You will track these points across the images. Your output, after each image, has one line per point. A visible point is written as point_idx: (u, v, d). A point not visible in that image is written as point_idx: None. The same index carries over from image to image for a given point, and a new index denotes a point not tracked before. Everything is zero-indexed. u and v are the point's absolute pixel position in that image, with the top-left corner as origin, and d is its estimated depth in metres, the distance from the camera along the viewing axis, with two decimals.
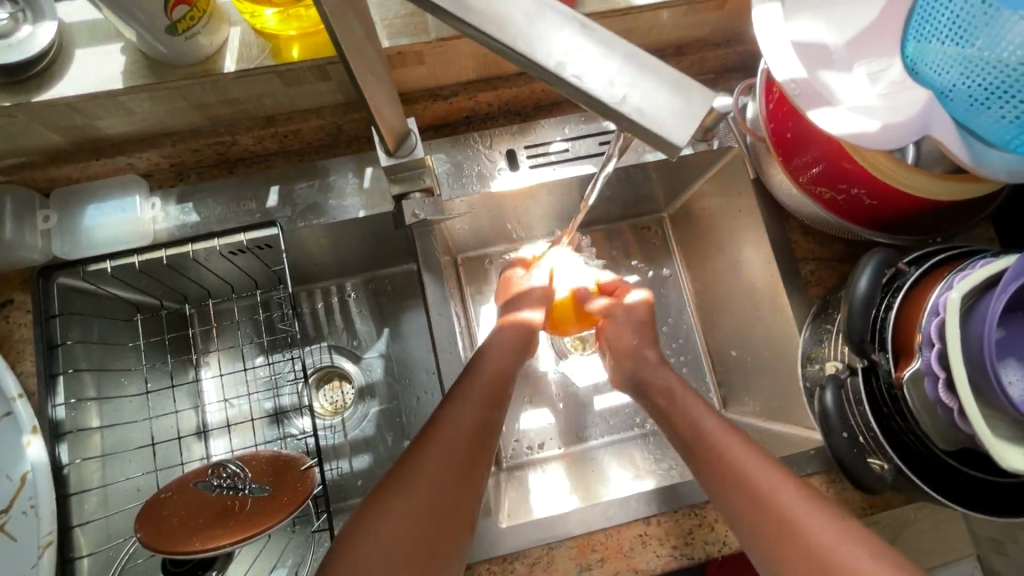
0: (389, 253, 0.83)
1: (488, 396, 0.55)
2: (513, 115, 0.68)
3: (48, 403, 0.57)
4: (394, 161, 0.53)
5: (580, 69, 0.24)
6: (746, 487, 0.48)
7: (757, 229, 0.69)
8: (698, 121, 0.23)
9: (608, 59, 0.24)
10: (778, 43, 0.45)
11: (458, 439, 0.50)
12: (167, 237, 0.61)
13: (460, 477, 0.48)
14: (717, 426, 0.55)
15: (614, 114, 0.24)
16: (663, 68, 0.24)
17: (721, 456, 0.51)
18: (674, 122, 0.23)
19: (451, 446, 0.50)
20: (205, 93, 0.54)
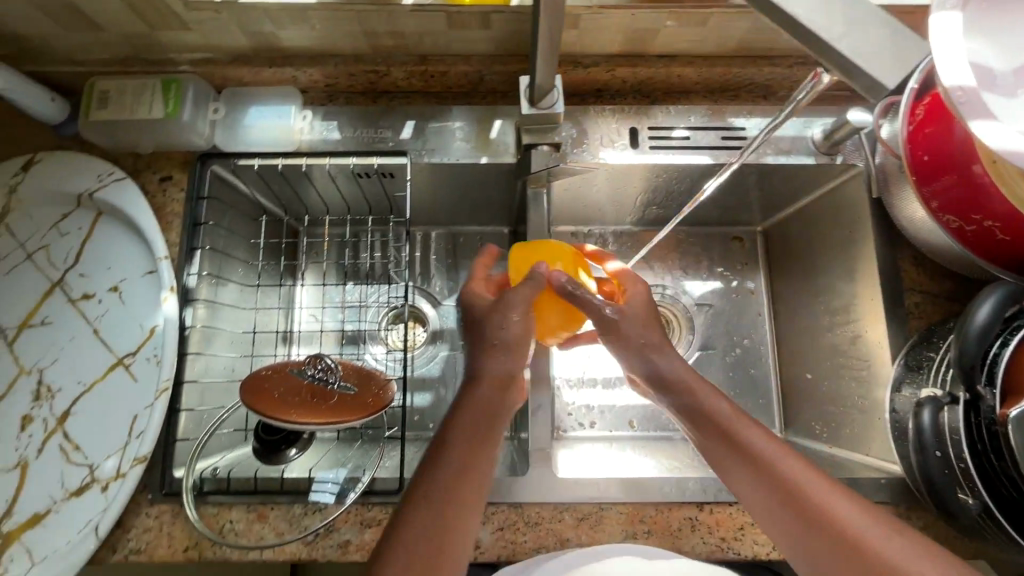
0: (487, 211, 0.87)
1: (479, 422, 0.50)
2: (641, 97, 0.70)
3: (184, 270, 0.64)
4: (533, 111, 0.57)
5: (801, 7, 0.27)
6: (828, 532, 0.42)
7: (865, 252, 0.68)
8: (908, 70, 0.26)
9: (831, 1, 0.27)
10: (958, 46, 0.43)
11: (438, 483, 0.46)
12: (310, 148, 0.67)
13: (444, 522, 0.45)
14: (769, 446, 0.48)
15: (829, 51, 0.27)
16: (882, 16, 0.27)
17: (789, 491, 0.45)
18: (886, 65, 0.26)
19: (438, 494, 0.46)
20: (379, 22, 0.59)
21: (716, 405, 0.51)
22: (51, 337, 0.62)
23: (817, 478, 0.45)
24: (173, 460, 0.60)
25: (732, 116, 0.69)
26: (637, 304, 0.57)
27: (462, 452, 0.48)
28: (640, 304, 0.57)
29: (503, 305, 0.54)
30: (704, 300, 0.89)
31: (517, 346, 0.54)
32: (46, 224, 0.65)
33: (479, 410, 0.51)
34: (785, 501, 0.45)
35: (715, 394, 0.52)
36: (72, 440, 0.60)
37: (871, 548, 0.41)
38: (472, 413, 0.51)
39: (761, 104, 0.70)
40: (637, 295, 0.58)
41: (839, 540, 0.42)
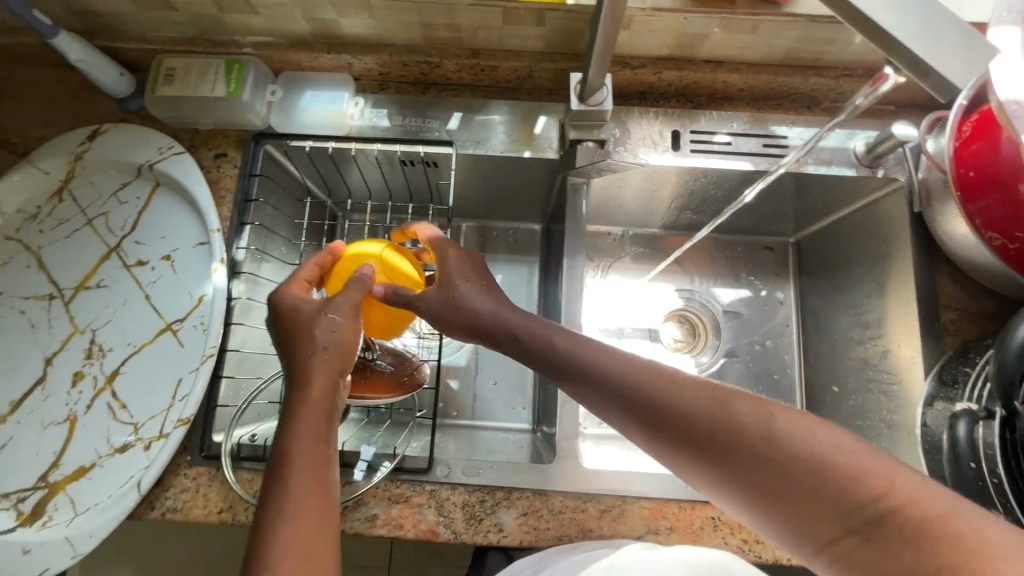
0: (522, 206, 0.89)
1: (333, 382, 0.47)
2: (685, 100, 0.71)
3: (233, 244, 0.66)
4: (582, 107, 0.58)
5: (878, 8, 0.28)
6: (745, 457, 0.38)
7: (901, 266, 0.68)
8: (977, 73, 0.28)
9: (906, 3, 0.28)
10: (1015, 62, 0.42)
11: (303, 440, 0.43)
12: (359, 133, 0.69)
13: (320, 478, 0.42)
14: (663, 383, 0.42)
15: (904, 51, 0.28)
16: (956, 21, 0.28)
17: (694, 429, 0.39)
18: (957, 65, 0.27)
19: (294, 469, 0.42)
20: (437, 15, 0.61)
21: (599, 363, 0.45)
22: (105, 299, 0.65)
23: (715, 394, 0.40)
24: (214, 424, 0.62)
25: (774, 125, 0.69)
26: (482, 294, 0.53)
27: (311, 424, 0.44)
28: (454, 264, 0.54)
29: (331, 307, 0.50)
30: (733, 308, 0.90)
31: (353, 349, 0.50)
32: (107, 193, 0.68)
33: (329, 373, 0.47)
34: (694, 443, 0.39)
35: (560, 331, 0.48)
36: (120, 399, 0.62)
37: (789, 453, 0.36)
38: (327, 367, 0.47)
39: (804, 113, 0.70)
40: (452, 262, 0.54)
41: (753, 454, 0.37)
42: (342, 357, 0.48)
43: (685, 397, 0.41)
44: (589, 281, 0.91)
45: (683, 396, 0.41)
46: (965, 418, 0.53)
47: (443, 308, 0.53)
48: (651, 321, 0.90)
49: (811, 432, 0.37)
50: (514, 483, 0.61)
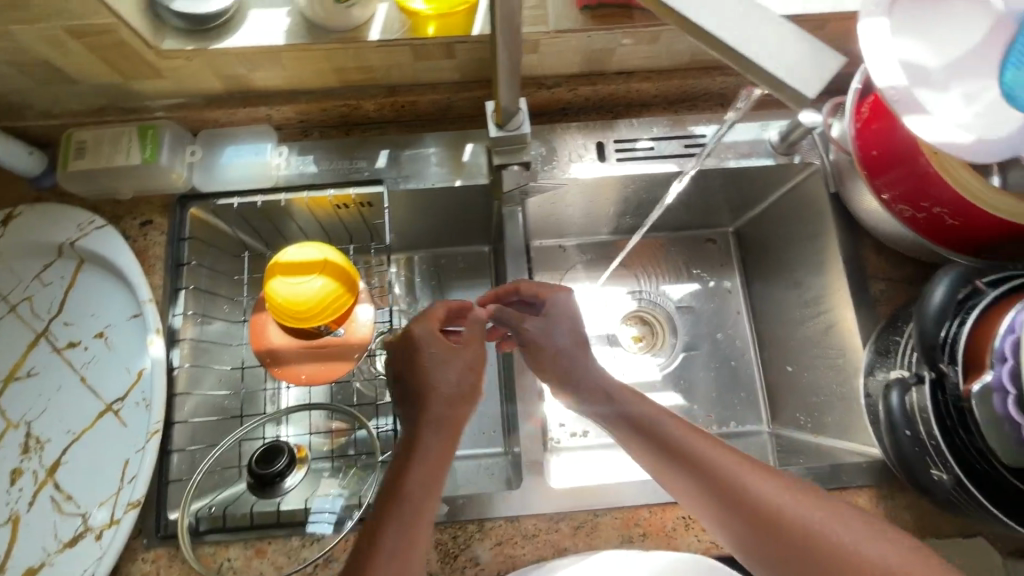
0: (466, 231, 0.89)
1: (438, 454, 0.53)
2: (605, 111, 0.73)
3: (168, 311, 0.64)
4: (501, 134, 0.59)
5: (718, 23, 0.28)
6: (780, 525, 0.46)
7: (828, 244, 0.71)
8: (826, 78, 0.27)
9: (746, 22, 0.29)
10: (885, 55, 0.46)
11: (407, 500, 0.49)
12: (287, 183, 0.69)
13: (415, 544, 0.48)
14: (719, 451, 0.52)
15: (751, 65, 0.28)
16: (795, 33, 0.28)
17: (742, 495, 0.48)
18: (801, 77, 0.28)
19: (409, 503, 0.49)
20: (347, 59, 0.61)
21: (670, 424, 0.55)
22: (36, 389, 0.62)
23: (767, 478, 0.50)
24: (167, 501, 0.60)
25: (692, 125, 0.72)
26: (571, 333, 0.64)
27: (429, 462, 0.52)
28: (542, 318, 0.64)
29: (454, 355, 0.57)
30: (685, 303, 0.92)
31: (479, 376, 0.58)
32: (28, 276, 0.65)
33: (438, 443, 0.53)
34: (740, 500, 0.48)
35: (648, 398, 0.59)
36: (64, 491, 0.59)
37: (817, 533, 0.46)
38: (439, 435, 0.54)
39: (719, 111, 0.73)
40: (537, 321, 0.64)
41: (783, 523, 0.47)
42: (454, 432, 0.55)
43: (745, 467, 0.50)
44: None
45: (745, 467, 0.50)
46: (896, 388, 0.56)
47: (542, 355, 0.63)
48: (608, 326, 0.91)
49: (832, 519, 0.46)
50: (485, 513, 0.60)
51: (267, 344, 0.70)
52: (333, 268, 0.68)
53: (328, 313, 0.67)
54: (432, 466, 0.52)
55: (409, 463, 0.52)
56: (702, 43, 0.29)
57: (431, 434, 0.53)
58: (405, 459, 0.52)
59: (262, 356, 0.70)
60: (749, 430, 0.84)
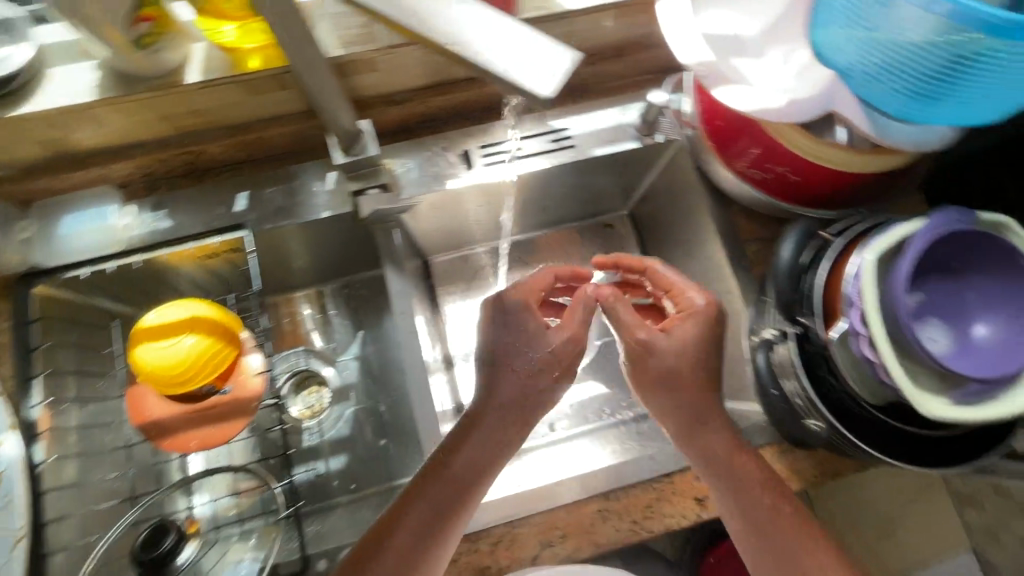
0: (362, 257, 0.87)
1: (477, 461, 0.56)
2: (468, 118, 0.72)
3: (23, 403, 0.60)
4: (348, 160, 0.58)
5: (459, 39, 0.32)
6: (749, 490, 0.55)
7: (703, 215, 0.73)
8: (557, 77, 0.32)
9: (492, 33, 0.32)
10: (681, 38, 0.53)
11: (447, 489, 0.54)
12: (141, 242, 0.65)
13: (441, 547, 0.53)
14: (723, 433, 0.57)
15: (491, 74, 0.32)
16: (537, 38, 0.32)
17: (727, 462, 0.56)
18: (541, 78, 0.32)
19: (448, 493, 0.55)
20: (173, 105, 0.58)
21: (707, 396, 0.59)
22: None
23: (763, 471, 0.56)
24: None
25: (553, 119, 0.72)
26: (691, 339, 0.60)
27: (489, 442, 0.58)
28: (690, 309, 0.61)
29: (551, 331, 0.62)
30: None
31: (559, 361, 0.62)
32: None
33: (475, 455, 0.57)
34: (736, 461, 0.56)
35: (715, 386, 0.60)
36: None
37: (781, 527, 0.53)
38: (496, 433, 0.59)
39: (580, 101, 0.74)
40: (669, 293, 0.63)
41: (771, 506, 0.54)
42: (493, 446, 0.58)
43: (722, 428, 0.58)
44: (451, 309, 0.90)
45: (721, 424, 0.58)
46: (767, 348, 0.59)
47: (658, 371, 0.60)
48: None
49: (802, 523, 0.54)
50: None
51: (148, 418, 0.65)
52: (203, 323, 0.64)
53: (209, 370, 0.63)
54: (470, 473, 0.56)
55: (466, 438, 0.58)
56: (452, 60, 0.33)
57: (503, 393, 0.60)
58: (453, 462, 0.56)
59: (146, 430, 0.65)
60: None
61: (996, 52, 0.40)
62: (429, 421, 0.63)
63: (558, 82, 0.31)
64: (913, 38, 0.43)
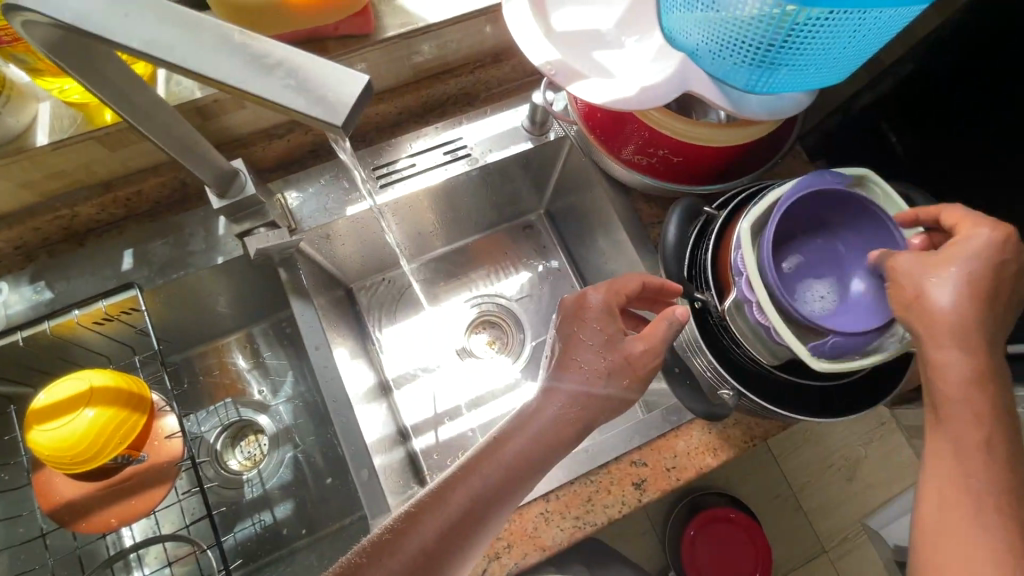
0: (281, 294, 0.84)
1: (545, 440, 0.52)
2: (359, 141, 0.71)
3: None
4: (226, 203, 0.55)
5: (244, 76, 0.29)
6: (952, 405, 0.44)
7: (606, 205, 0.74)
8: (350, 103, 0.28)
9: (269, 65, 0.29)
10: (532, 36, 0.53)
11: (497, 472, 0.50)
12: (22, 318, 0.61)
13: (469, 545, 0.47)
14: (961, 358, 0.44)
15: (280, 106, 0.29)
16: (320, 66, 0.29)
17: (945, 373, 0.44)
18: (326, 109, 0.28)
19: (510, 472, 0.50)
20: (28, 171, 0.54)
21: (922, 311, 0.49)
22: None
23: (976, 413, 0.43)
24: None
25: (445, 131, 0.72)
26: (957, 302, 0.44)
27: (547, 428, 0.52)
28: (917, 260, 0.46)
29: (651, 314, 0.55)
30: (522, 294, 0.92)
31: (631, 366, 0.53)
32: None
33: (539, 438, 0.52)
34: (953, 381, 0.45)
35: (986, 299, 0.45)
36: None
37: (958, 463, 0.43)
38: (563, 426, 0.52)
39: (471, 109, 0.74)
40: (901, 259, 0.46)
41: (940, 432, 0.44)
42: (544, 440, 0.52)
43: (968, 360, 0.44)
44: (383, 333, 0.89)
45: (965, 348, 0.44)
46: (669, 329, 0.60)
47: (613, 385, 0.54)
48: (456, 341, 0.90)
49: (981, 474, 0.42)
50: None
51: (60, 500, 0.62)
52: (103, 394, 0.60)
53: (116, 440, 0.60)
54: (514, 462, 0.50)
55: (505, 441, 0.51)
56: (249, 99, 0.30)
57: (555, 405, 0.53)
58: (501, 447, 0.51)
59: (58, 514, 0.61)
60: None
61: (814, 19, 0.42)
62: (360, 454, 0.62)
63: (344, 115, 0.28)
64: (739, 13, 0.45)
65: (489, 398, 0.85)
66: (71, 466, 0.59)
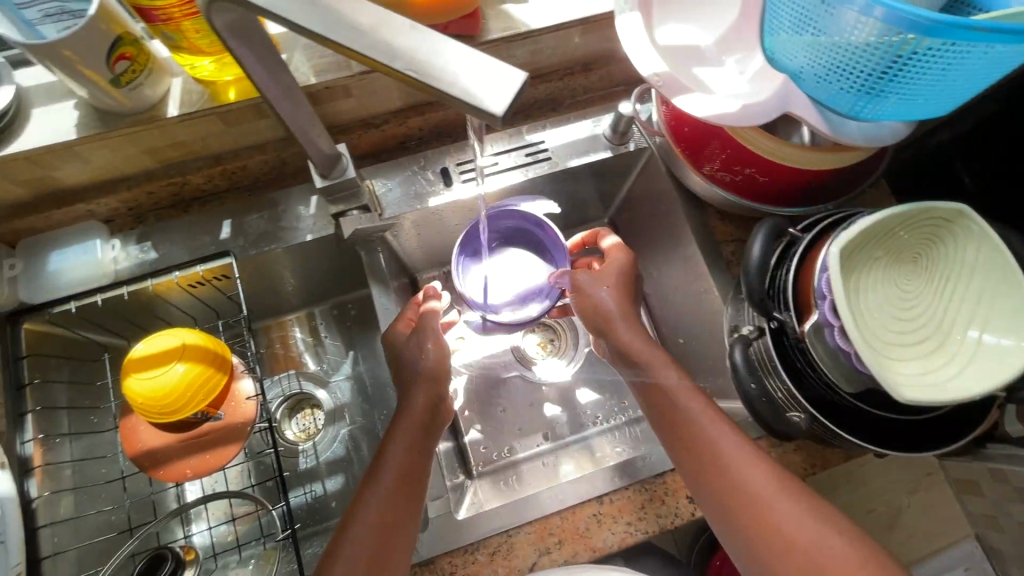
0: (349, 278, 0.88)
1: (414, 443, 0.57)
2: (445, 136, 0.74)
3: (16, 440, 0.60)
4: (328, 183, 0.58)
5: (412, 64, 0.29)
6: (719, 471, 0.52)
7: (680, 218, 0.75)
8: (510, 96, 0.29)
9: (432, 52, 0.30)
10: (641, 46, 0.54)
11: (388, 485, 0.53)
12: (128, 274, 0.65)
13: (401, 544, 0.51)
14: (701, 409, 0.55)
15: (445, 96, 0.29)
16: (482, 58, 0.29)
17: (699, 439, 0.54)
18: (487, 98, 0.28)
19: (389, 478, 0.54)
20: (153, 139, 0.59)
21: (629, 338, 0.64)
22: None
23: (731, 445, 0.52)
24: None
25: (528, 133, 0.74)
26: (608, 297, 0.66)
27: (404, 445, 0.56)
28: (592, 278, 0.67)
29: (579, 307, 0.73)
30: None
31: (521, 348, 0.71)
32: None
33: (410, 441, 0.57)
34: (689, 445, 0.54)
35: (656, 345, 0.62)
36: None
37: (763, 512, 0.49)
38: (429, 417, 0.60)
39: (552, 115, 0.76)
40: (585, 278, 0.67)
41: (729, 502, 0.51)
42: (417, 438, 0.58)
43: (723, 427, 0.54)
44: None
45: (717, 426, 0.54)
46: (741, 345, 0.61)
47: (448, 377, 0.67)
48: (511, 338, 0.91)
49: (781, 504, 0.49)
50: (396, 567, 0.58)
51: (143, 447, 0.66)
52: (192, 351, 0.64)
53: (201, 397, 0.63)
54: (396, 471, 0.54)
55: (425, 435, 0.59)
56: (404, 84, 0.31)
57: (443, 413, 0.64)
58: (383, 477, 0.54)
59: (140, 460, 0.66)
60: None
61: (935, 49, 0.42)
62: None
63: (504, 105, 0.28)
64: (855, 38, 0.45)
65: (539, 397, 0.86)
66: (155, 417, 0.62)
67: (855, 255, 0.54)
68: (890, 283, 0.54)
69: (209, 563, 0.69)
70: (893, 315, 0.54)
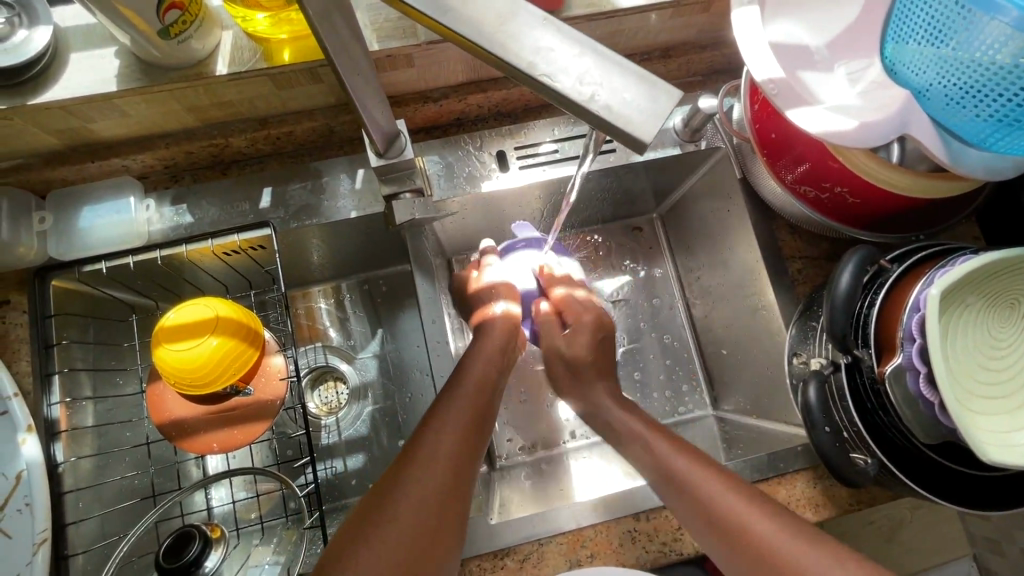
0: (383, 253, 0.84)
1: (480, 390, 0.57)
2: (503, 117, 0.69)
3: (43, 402, 0.58)
4: (384, 162, 0.53)
5: (544, 69, 0.25)
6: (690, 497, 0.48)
7: (744, 227, 0.69)
8: (661, 119, 0.25)
9: (564, 53, 0.26)
10: (755, 46, 0.48)
11: (451, 444, 0.50)
12: (161, 237, 0.62)
13: (458, 516, 0.47)
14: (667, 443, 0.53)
15: (583, 110, 0.25)
16: (626, 66, 0.25)
17: (669, 471, 0.51)
18: (638, 119, 0.25)
19: (452, 437, 0.51)
20: (198, 96, 0.55)
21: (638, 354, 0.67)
22: None
23: (711, 477, 0.48)
24: None
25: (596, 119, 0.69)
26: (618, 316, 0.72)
27: (466, 411, 0.54)
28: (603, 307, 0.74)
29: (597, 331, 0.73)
30: (618, 296, 0.86)
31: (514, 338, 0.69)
32: None
33: (478, 374, 0.59)
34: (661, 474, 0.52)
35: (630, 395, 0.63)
36: None
37: (757, 532, 0.43)
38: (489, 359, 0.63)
39: None
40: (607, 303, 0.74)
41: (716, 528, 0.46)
42: (472, 412, 0.54)
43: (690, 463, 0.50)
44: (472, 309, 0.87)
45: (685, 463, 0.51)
46: (815, 381, 0.57)
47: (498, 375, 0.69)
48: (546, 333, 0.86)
49: (785, 532, 0.42)
50: None
51: (171, 417, 0.64)
52: (226, 324, 0.61)
53: (232, 370, 0.61)
54: (463, 403, 0.54)
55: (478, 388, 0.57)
56: (526, 87, 0.27)
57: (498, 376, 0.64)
58: (439, 429, 0.51)
59: (165, 429, 0.64)
60: (696, 417, 0.82)
61: None
62: None
63: (659, 129, 0.25)
64: (1001, 61, 0.40)
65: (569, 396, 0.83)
66: (187, 391, 0.60)
67: (957, 292, 0.49)
68: (983, 330, 0.50)
69: (233, 536, 0.68)
70: (985, 363, 0.49)
